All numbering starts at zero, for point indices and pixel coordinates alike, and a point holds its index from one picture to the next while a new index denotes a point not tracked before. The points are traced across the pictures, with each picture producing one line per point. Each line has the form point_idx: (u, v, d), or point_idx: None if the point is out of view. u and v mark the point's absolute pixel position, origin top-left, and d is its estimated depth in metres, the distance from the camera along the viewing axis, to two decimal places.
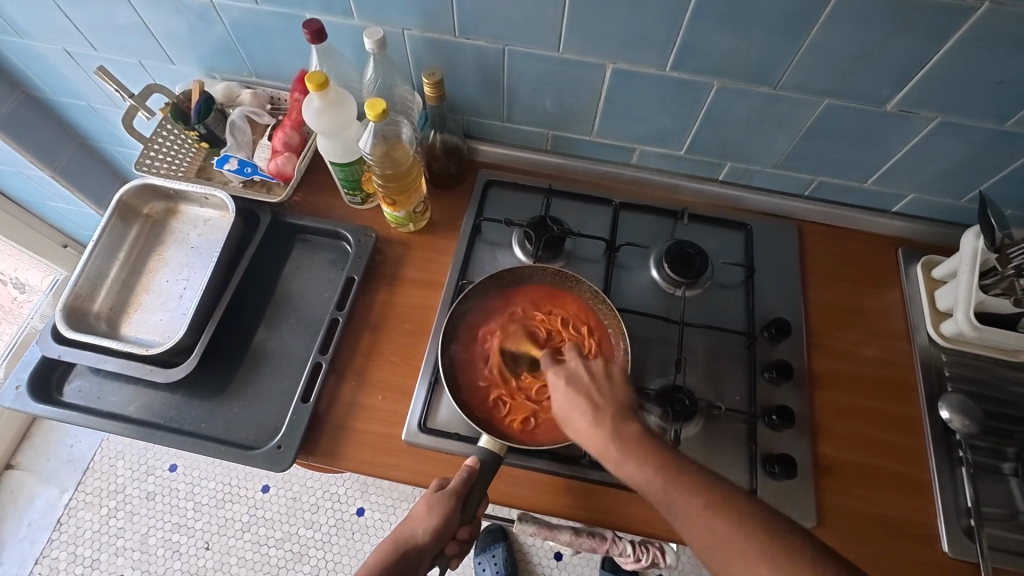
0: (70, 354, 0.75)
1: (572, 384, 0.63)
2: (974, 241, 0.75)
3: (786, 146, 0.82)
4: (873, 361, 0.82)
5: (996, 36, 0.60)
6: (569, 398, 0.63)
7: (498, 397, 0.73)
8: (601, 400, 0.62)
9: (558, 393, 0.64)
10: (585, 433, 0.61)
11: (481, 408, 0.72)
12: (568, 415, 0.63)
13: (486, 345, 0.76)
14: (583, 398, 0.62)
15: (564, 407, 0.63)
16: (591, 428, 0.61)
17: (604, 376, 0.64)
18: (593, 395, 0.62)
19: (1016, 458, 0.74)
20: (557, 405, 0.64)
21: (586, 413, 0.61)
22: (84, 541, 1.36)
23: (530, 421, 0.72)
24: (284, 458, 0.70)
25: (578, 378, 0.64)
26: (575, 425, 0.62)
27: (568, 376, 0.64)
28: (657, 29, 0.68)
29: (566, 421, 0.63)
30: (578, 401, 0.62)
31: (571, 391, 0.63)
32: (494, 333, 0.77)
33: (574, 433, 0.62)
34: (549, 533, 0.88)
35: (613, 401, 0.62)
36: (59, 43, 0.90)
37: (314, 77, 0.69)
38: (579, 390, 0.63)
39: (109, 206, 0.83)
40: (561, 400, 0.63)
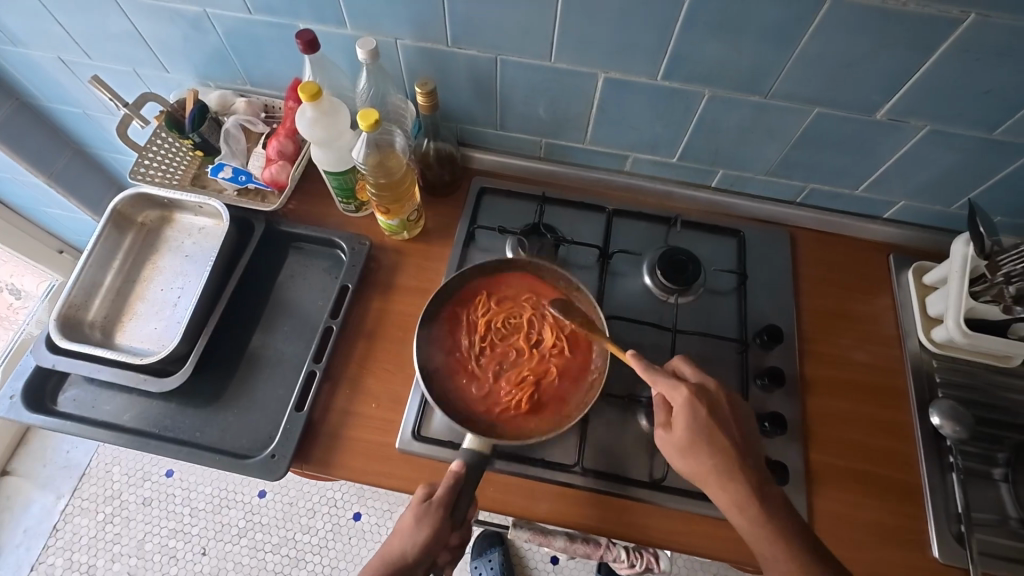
0: (64, 363, 0.75)
1: (716, 418, 0.65)
2: (963, 247, 0.76)
3: (778, 154, 0.82)
4: (866, 367, 0.82)
5: (983, 46, 0.61)
6: (695, 429, 0.64)
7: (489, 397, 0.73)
8: (716, 417, 0.65)
9: (691, 424, 0.64)
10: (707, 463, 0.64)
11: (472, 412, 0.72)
12: (691, 444, 0.64)
13: (459, 341, 0.76)
14: (713, 429, 0.64)
15: (683, 428, 0.65)
16: (724, 469, 0.63)
17: (740, 416, 0.67)
18: (711, 411, 0.65)
19: (1006, 464, 0.74)
20: (681, 430, 0.65)
21: (715, 449, 0.64)
22: (80, 546, 1.36)
23: (533, 399, 0.73)
24: (279, 466, 0.71)
25: (721, 411, 0.66)
26: (702, 455, 0.64)
27: (711, 405, 0.66)
28: (649, 38, 0.69)
29: (683, 440, 0.65)
30: (710, 430, 0.64)
31: (703, 426, 0.64)
32: (463, 324, 0.77)
33: (690, 459, 0.65)
34: (544, 539, 0.87)
35: (747, 445, 0.66)
36: (53, 52, 0.90)
37: (307, 87, 0.69)
38: (724, 428, 0.65)
39: (104, 215, 0.83)
40: (686, 427, 0.64)
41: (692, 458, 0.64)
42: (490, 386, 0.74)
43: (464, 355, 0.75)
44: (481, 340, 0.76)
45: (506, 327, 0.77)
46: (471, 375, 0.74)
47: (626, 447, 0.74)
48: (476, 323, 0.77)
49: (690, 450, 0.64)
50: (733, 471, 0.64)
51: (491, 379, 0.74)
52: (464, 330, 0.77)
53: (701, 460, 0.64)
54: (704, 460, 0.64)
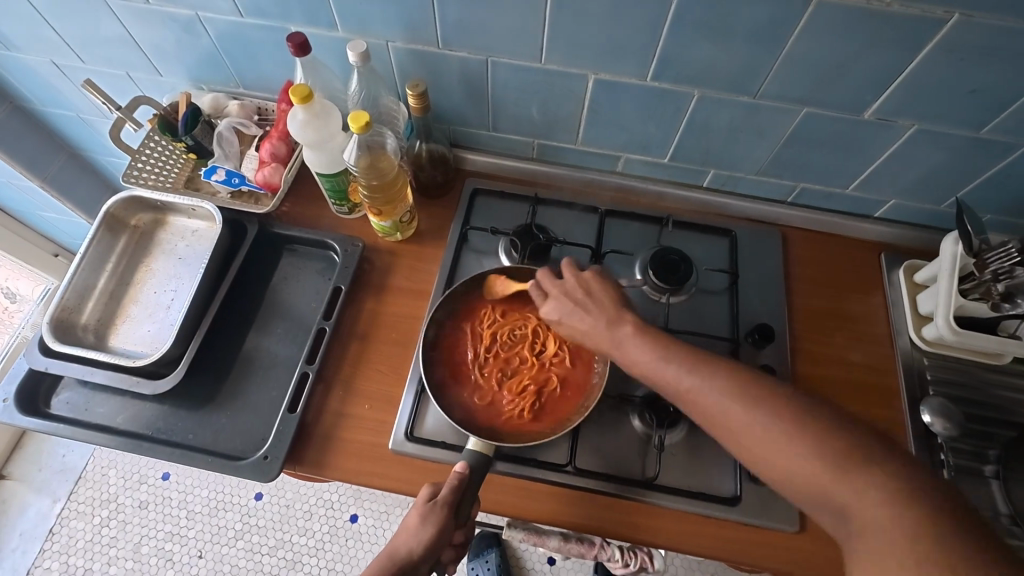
0: (57, 366, 0.75)
1: (564, 316, 0.67)
2: (952, 246, 0.76)
3: (768, 153, 0.83)
4: (858, 366, 0.83)
5: (968, 47, 0.61)
6: (580, 320, 0.66)
7: (492, 403, 0.74)
8: (589, 304, 0.67)
9: (599, 325, 0.65)
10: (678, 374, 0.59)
11: (475, 417, 0.73)
12: (631, 354, 0.62)
13: (465, 352, 0.77)
14: (615, 323, 0.64)
15: (572, 327, 0.67)
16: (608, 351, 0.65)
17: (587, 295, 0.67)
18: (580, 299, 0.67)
19: (997, 461, 0.74)
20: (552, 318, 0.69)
21: (672, 355, 0.60)
22: (76, 550, 1.36)
23: (535, 406, 0.74)
24: (272, 468, 0.71)
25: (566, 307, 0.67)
26: (676, 367, 0.59)
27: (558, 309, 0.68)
28: (638, 39, 0.69)
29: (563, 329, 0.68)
30: (605, 321, 0.65)
31: (622, 325, 0.64)
32: (468, 333, 0.79)
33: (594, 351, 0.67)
34: (538, 539, 0.86)
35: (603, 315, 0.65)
36: (47, 56, 0.91)
37: (298, 90, 0.70)
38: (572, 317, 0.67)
39: (97, 217, 0.83)
40: (571, 321, 0.67)
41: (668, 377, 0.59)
42: (494, 394, 0.75)
43: (469, 366, 0.76)
44: (485, 350, 0.77)
45: (510, 338, 0.79)
46: (476, 383, 0.75)
47: (617, 446, 0.75)
48: (481, 334, 0.79)
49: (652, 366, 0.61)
50: (714, 376, 0.57)
51: (495, 386, 0.75)
52: (469, 342, 0.78)
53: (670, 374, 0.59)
54: (677, 372, 0.59)
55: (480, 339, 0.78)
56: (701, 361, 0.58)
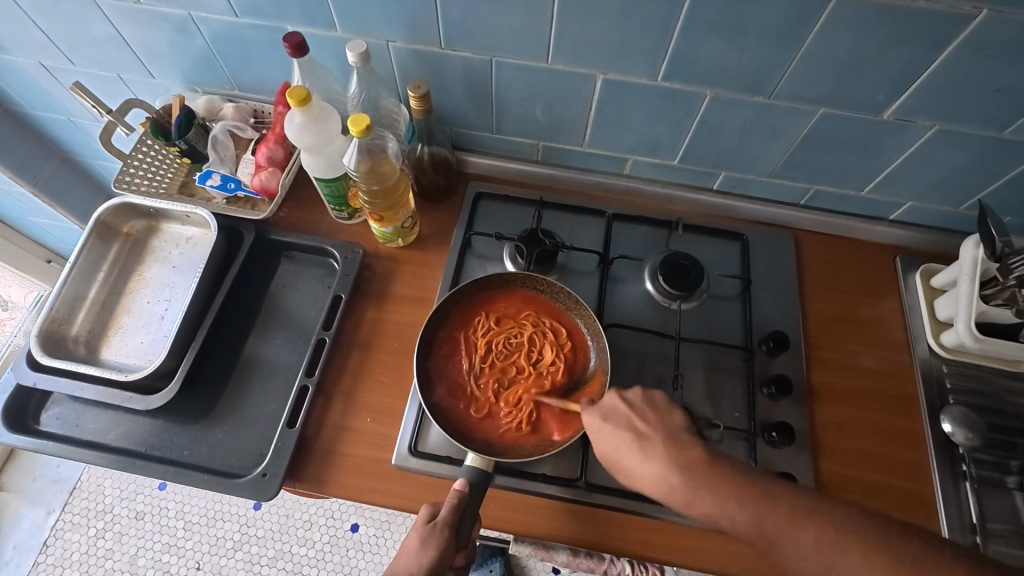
0: (46, 380, 0.72)
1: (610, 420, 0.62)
2: (973, 249, 0.74)
3: (781, 155, 0.80)
4: (875, 373, 0.80)
5: (994, 44, 0.59)
6: (644, 459, 0.58)
7: (489, 416, 0.72)
8: (652, 432, 0.60)
9: (672, 470, 0.56)
10: (808, 551, 0.50)
11: (471, 432, 0.70)
12: (724, 514, 0.53)
13: (460, 362, 0.74)
14: (693, 466, 0.56)
15: (638, 470, 0.59)
16: (647, 463, 0.58)
17: (645, 404, 0.63)
18: (639, 427, 0.60)
19: (1020, 472, 0.72)
20: (603, 446, 0.62)
21: (786, 518, 0.51)
22: (71, 563, 1.33)
23: (533, 418, 0.71)
24: (270, 486, 0.68)
25: (617, 413, 0.62)
26: (794, 536, 0.51)
27: (606, 414, 0.63)
28: (649, 38, 0.66)
29: (615, 463, 0.61)
30: (677, 463, 0.57)
31: (703, 472, 0.55)
32: (463, 342, 0.76)
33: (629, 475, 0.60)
34: (546, 555, 0.84)
35: (660, 429, 0.60)
36: (35, 58, 0.88)
37: (294, 92, 0.67)
38: (621, 424, 0.61)
39: (87, 225, 0.81)
40: (630, 457, 0.59)
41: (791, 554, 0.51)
42: (490, 407, 0.72)
43: (464, 377, 0.74)
44: (480, 361, 0.74)
45: (505, 347, 0.75)
46: (472, 395, 0.72)
47: None
48: (476, 343, 0.76)
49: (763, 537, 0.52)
50: (852, 558, 0.48)
51: (492, 399, 0.72)
52: (464, 352, 0.75)
53: (797, 548, 0.50)
54: (801, 541, 0.50)
55: (474, 349, 0.75)
56: (825, 528, 0.50)
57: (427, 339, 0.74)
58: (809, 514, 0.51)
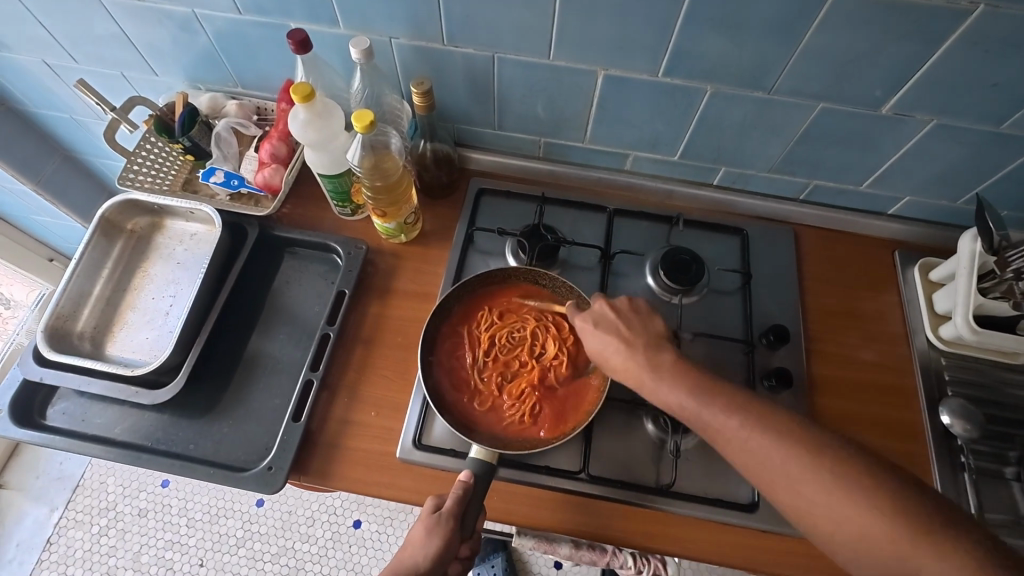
0: (53, 376, 0.72)
1: (599, 325, 0.67)
2: (971, 243, 0.75)
3: (781, 150, 0.81)
4: (874, 366, 0.81)
5: (991, 39, 0.59)
6: (626, 358, 0.64)
7: (493, 409, 0.72)
8: (634, 337, 0.65)
9: (646, 368, 0.62)
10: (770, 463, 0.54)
11: (475, 425, 0.71)
12: (682, 403, 0.59)
13: (464, 357, 0.75)
14: (662, 367, 0.62)
15: (618, 367, 0.64)
16: (630, 362, 0.63)
17: (632, 312, 0.68)
18: (624, 332, 0.65)
19: (1018, 463, 0.72)
20: (592, 347, 0.67)
21: (734, 413, 0.57)
22: (74, 560, 1.33)
23: (536, 410, 0.72)
24: (275, 479, 0.69)
25: (606, 319, 0.67)
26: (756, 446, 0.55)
27: (596, 320, 0.67)
28: (650, 33, 0.67)
29: (602, 360, 0.66)
30: (651, 364, 0.62)
31: (673, 370, 0.61)
32: (467, 337, 0.76)
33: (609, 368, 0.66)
34: (548, 547, 0.86)
35: (644, 332, 0.65)
36: (38, 56, 0.88)
37: (299, 88, 0.67)
38: (609, 331, 0.66)
39: (92, 222, 0.81)
40: (613, 355, 0.64)
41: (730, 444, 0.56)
42: (494, 400, 0.73)
43: (468, 371, 0.74)
44: (485, 356, 0.75)
45: (508, 340, 0.76)
46: (475, 388, 0.73)
47: (630, 451, 0.73)
48: (479, 337, 0.76)
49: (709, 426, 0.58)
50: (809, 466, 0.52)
51: (495, 392, 0.73)
52: (468, 346, 0.76)
53: (736, 435, 0.56)
54: (740, 434, 0.56)
55: (478, 342, 0.76)
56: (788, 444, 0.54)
57: (431, 334, 0.74)
58: (759, 414, 0.56)
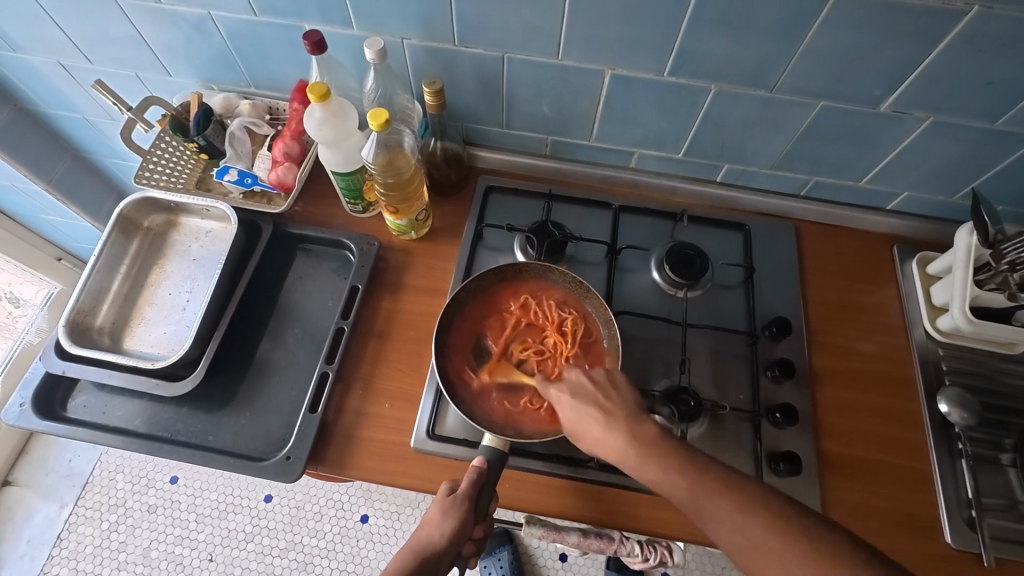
0: (74, 369, 0.74)
1: (578, 397, 0.65)
2: (967, 237, 0.77)
3: (783, 147, 0.83)
4: (873, 357, 0.83)
5: (986, 38, 0.61)
6: (605, 431, 0.63)
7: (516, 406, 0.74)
8: (614, 407, 0.64)
9: (630, 444, 0.61)
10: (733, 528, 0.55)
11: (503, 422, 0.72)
12: (667, 480, 0.59)
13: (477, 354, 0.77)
14: (649, 444, 0.61)
15: (599, 440, 0.63)
16: (607, 434, 0.63)
17: (608, 382, 0.67)
18: (602, 402, 0.65)
19: (1014, 449, 0.75)
20: (567, 416, 0.66)
21: (736, 507, 0.55)
22: (85, 555, 1.35)
23: None
24: (294, 468, 0.71)
25: (583, 388, 0.66)
26: (717, 512, 0.56)
27: (573, 389, 0.66)
28: (657, 33, 0.69)
29: (578, 432, 0.65)
30: (633, 437, 0.62)
31: (659, 449, 0.60)
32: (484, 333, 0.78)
33: (588, 443, 0.64)
34: (557, 535, 0.88)
35: (624, 404, 0.64)
36: (54, 57, 0.90)
37: (315, 88, 0.69)
38: (587, 400, 0.65)
39: (111, 220, 0.83)
40: (590, 427, 0.63)
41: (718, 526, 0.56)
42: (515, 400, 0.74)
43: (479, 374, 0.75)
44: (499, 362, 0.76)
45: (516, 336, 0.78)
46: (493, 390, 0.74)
47: None
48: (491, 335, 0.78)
49: (697, 504, 0.57)
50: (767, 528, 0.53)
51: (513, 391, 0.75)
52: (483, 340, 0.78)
53: (722, 515, 0.56)
54: (722, 514, 0.56)
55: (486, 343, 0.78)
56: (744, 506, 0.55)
57: (444, 328, 0.76)
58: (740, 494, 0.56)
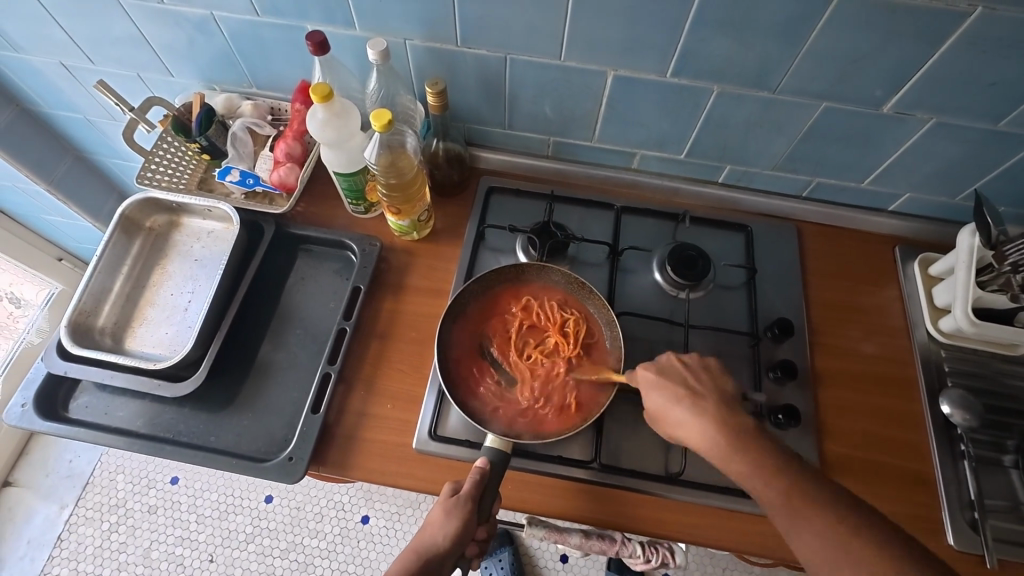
0: (76, 370, 0.74)
1: (666, 376, 0.67)
2: (970, 238, 0.77)
3: (786, 148, 0.83)
4: (874, 358, 0.83)
5: (989, 39, 0.61)
6: (696, 413, 0.64)
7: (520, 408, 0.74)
8: (704, 393, 0.65)
9: (724, 437, 0.62)
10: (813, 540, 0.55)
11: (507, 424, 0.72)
12: (756, 480, 0.59)
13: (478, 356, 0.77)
14: (740, 435, 0.62)
15: (684, 421, 0.64)
16: (696, 420, 0.63)
17: (701, 369, 0.68)
18: (694, 386, 0.66)
19: (1016, 450, 0.75)
20: (652, 399, 0.67)
21: (823, 522, 0.55)
22: (85, 556, 1.34)
23: (578, 396, 0.74)
24: (296, 469, 0.70)
25: (672, 370, 0.68)
26: (801, 522, 0.56)
27: (661, 369, 0.68)
28: (660, 34, 0.69)
29: (662, 415, 0.66)
30: (729, 429, 0.62)
31: (753, 449, 0.61)
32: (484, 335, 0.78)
33: (672, 426, 0.65)
34: (559, 537, 0.88)
35: (716, 392, 0.66)
36: (55, 57, 0.90)
37: (318, 89, 0.69)
38: (676, 380, 0.67)
39: (113, 220, 0.83)
40: (680, 408, 0.64)
41: (794, 531, 0.56)
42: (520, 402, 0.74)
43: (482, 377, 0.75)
44: (503, 363, 0.76)
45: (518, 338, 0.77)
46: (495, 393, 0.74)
47: (638, 441, 0.75)
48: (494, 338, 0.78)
49: (785, 512, 0.57)
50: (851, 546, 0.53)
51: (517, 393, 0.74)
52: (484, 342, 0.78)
53: (804, 526, 0.56)
54: (805, 525, 0.56)
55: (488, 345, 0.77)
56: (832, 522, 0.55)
57: (446, 329, 0.76)
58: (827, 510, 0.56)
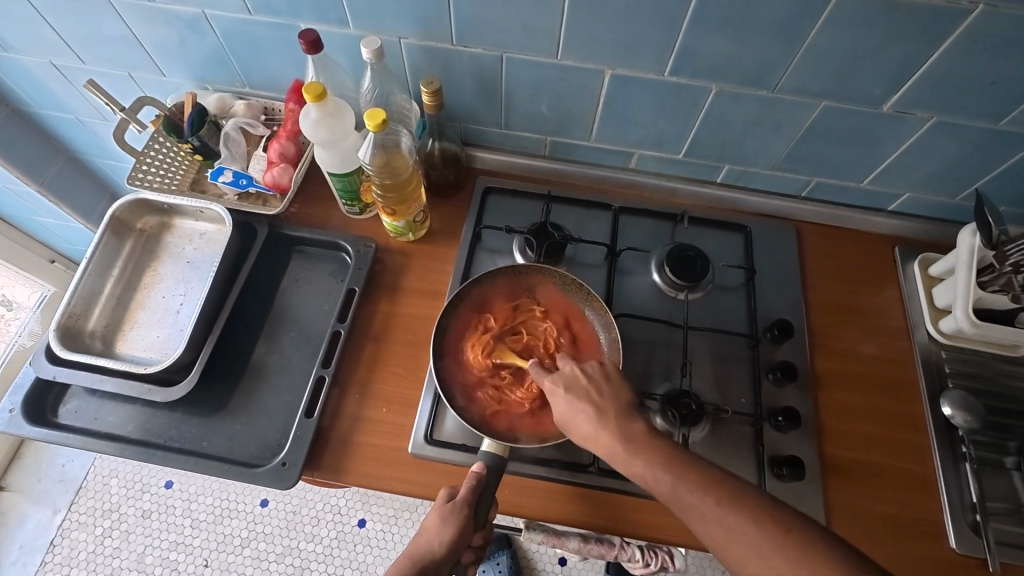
0: (65, 374, 0.73)
1: (572, 391, 0.65)
2: (970, 238, 0.76)
3: (785, 147, 0.82)
4: (873, 359, 0.82)
5: (989, 37, 0.61)
6: (597, 427, 0.62)
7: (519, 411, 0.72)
8: (606, 404, 0.63)
9: (619, 439, 0.60)
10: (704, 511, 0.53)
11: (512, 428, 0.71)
12: (648, 472, 0.57)
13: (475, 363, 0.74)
14: (636, 438, 0.60)
15: (590, 434, 0.62)
16: (597, 431, 0.62)
17: (601, 376, 0.66)
18: (596, 399, 0.64)
19: (1018, 452, 0.75)
20: (559, 409, 0.65)
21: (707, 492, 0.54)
22: (77, 562, 1.33)
23: None
24: (289, 475, 0.69)
25: (575, 382, 0.66)
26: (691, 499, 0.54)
27: (566, 382, 0.66)
28: (657, 32, 0.68)
29: (570, 424, 0.64)
30: (621, 435, 0.61)
31: (643, 442, 0.59)
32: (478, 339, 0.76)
33: (580, 437, 0.64)
34: (557, 541, 0.86)
35: (615, 399, 0.64)
36: (45, 57, 0.88)
37: (311, 88, 0.68)
38: (579, 394, 0.65)
39: (103, 221, 0.81)
40: (584, 421, 0.63)
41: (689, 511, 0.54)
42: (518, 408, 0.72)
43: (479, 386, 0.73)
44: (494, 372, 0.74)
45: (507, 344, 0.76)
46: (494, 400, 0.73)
47: None
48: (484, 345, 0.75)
49: (675, 494, 0.55)
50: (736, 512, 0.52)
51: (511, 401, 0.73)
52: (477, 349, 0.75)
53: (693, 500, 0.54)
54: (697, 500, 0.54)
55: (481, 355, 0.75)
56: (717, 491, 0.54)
57: (441, 331, 0.75)
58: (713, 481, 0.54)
